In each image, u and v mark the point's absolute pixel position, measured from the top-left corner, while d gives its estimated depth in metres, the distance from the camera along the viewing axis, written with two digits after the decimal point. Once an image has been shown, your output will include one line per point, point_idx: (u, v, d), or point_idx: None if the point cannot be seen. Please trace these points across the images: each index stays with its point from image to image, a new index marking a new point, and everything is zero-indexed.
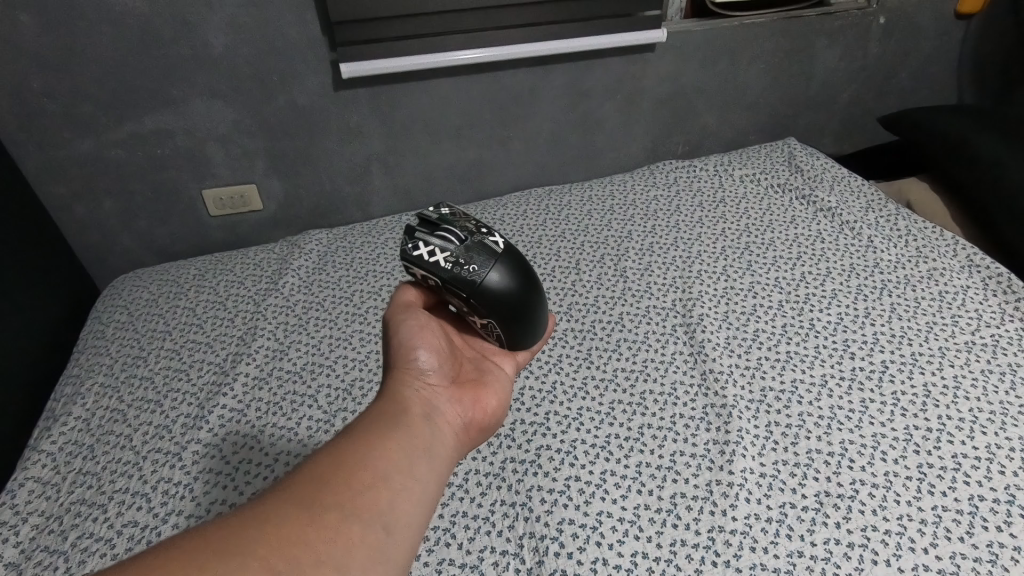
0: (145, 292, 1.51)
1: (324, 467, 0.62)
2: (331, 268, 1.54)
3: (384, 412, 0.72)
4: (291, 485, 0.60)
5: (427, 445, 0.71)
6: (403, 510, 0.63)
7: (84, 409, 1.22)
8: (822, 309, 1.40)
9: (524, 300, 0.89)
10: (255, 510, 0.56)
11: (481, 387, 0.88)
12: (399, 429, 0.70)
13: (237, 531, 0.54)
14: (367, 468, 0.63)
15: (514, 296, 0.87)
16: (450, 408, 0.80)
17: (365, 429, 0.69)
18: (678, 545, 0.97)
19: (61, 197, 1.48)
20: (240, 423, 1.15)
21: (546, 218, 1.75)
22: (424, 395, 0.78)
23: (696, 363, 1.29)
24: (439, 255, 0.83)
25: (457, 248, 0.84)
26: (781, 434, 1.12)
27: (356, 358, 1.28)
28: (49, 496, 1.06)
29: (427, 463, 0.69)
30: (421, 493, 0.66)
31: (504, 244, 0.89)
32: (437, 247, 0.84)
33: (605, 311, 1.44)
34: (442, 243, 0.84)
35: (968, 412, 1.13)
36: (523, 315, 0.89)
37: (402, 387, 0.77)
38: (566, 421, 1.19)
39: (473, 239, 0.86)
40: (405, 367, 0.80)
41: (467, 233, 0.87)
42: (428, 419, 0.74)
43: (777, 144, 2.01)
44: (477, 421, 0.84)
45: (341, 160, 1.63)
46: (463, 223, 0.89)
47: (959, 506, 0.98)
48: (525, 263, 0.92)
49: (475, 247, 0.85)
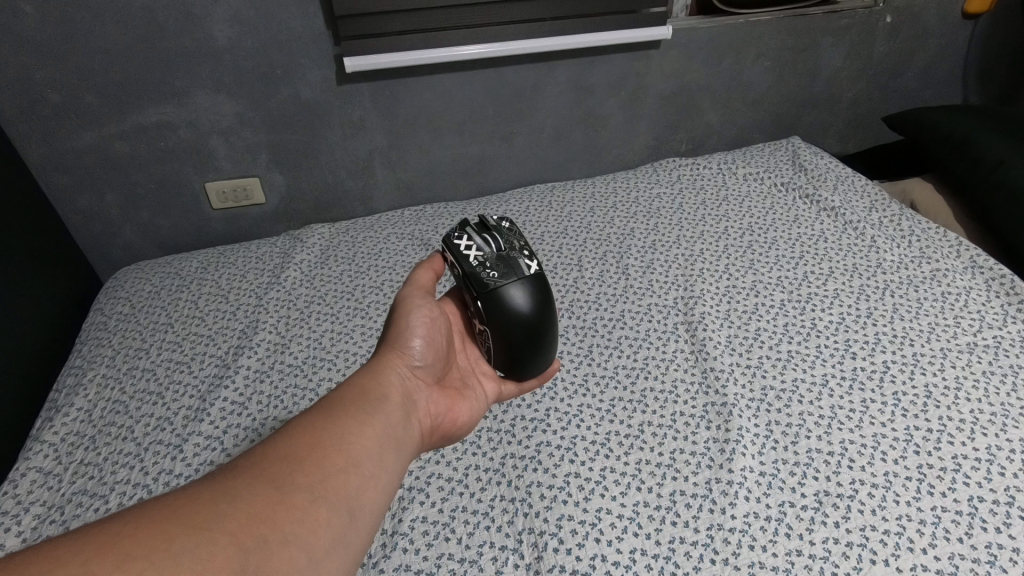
0: (148, 285, 1.32)
1: (292, 445, 0.51)
2: (332, 262, 1.35)
3: (354, 393, 0.60)
4: (253, 461, 0.48)
5: (400, 435, 0.59)
6: (369, 501, 0.51)
7: (86, 400, 1.05)
8: (895, 272, 1.19)
9: (533, 335, 0.74)
10: (214, 485, 0.45)
11: (460, 395, 0.74)
12: (376, 414, 0.58)
13: (198, 504, 0.42)
14: (339, 448, 0.52)
15: (520, 321, 0.72)
16: (427, 405, 0.68)
17: (338, 408, 0.57)
18: (729, 540, 0.78)
19: (56, 197, 1.35)
20: (242, 418, 0.99)
21: (548, 213, 1.46)
22: (406, 385, 0.65)
23: (755, 345, 1.06)
24: (472, 252, 0.74)
25: (491, 254, 0.74)
26: (844, 417, 0.92)
27: (361, 352, 1.11)
28: (51, 485, 0.91)
29: (397, 455, 0.57)
30: (389, 482, 0.55)
31: (537, 274, 0.76)
32: (476, 246, 0.75)
33: (608, 287, 1.22)
34: (483, 244, 0.75)
35: (968, 412, 0.91)
36: (526, 347, 0.74)
37: (378, 371, 0.65)
38: (600, 415, 0.96)
39: (508, 253, 0.75)
40: (392, 351, 0.68)
41: (506, 246, 0.76)
42: (403, 406, 0.63)
43: (782, 141, 1.66)
44: (443, 430, 0.70)
45: (342, 156, 1.47)
46: (516, 236, 0.79)
47: (992, 519, 0.77)
48: (552, 304, 0.77)
49: (506, 263, 0.74)
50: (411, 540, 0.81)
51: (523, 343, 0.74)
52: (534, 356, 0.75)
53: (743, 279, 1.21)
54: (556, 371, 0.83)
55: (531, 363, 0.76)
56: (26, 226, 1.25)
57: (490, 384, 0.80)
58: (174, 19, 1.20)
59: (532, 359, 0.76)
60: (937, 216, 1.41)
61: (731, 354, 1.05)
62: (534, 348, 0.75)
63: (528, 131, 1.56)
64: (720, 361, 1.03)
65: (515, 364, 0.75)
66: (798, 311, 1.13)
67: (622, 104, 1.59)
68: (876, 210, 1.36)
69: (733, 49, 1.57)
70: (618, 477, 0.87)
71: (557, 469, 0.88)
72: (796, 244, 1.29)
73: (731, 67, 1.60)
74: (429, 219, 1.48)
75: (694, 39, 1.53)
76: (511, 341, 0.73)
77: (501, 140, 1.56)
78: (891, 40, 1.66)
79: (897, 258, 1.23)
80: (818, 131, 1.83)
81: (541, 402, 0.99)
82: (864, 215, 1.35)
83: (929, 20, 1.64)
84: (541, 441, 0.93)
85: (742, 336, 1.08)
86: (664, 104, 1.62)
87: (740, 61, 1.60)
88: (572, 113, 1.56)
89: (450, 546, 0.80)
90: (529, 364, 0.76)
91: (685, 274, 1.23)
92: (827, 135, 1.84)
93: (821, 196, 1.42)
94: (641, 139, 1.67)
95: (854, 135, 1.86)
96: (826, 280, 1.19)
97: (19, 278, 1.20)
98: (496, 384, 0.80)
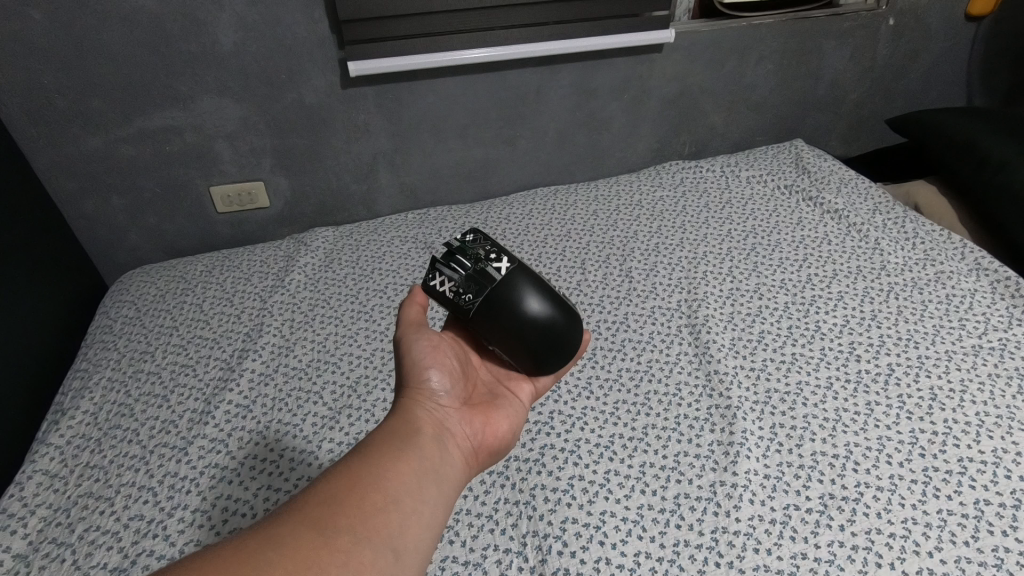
0: (154, 288, 1.32)
1: (330, 488, 0.51)
2: (336, 266, 1.35)
3: (388, 431, 0.59)
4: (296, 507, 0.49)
5: (439, 466, 0.58)
6: (412, 538, 0.51)
7: (92, 403, 1.05)
8: (899, 274, 1.19)
9: (546, 324, 0.72)
10: (258, 534, 0.45)
11: (493, 409, 0.73)
12: (410, 448, 0.57)
13: (243, 556, 0.43)
14: (377, 487, 0.52)
15: (524, 317, 0.71)
16: (461, 429, 0.66)
17: (374, 447, 0.57)
18: (733, 543, 0.78)
19: (62, 201, 1.36)
20: (247, 421, 0.99)
21: (552, 217, 1.47)
22: (436, 415, 0.65)
23: (759, 348, 1.06)
24: (444, 286, 0.71)
25: (462, 278, 0.71)
26: (849, 420, 0.92)
27: (365, 356, 1.11)
28: (57, 488, 0.91)
29: (438, 485, 0.57)
30: (433, 514, 0.54)
31: (513, 268, 0.72)
32: (446, 278, 0.71)
33: (612, 290, 1.22)
34: (449, 272, 0.71)
35: (973, 415, 0.90)
36: (550, 339, 0.73)
37: (408, 405, 0.64)
38: (603, 417, 0.96)
39: (474, 268, 0.71)
40: (414, 383, 0.66)
41: (472, 260, 0.71)
42: (438, 438, 0.61)
43: (784, 144, 1.66)
44: (483, 451, 0.69)
45: (346, 160, 1.48)
46: (478, 244, 0.73)
47: (999, 522, 0.77)
48: (557, 295, 0.76)
49: (479, 278, 0.70)
50: None
51: (540, 337, 0.72)
52: (556, 341, 0.74)
53: (746, 281, 1.21)
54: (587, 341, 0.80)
55: (557, 348, 0.74)
56: (33, 230, 1.26)
57: (523, 387, 0.78)
58: (180, 24, 1.21)
59: (556, 346, 0.74)
60: (942, 218, 1.40)
61: (735, 356, 1.05)
62: (551, 336, 0.73)
63: (532, 134, 1.56)
64: (725, 364, 1.03)
65: (541, 358, 0.74)
66: (803, 314, 1.12)
67: (626, 107, 1.59)
68: (880, 213, 1.36)
69: (736, 52, 1.57)
70: (622, 480, 0.86)
71: (561, 472, 0.88)
72: (800, 247, 1.29)
73: (734, 70, 1.60)
74: (432, 222, 1.48)
75: (697, 43, 1.53)
76: (532, 341, 0.72)
77: (504, 143, 1.56)
78: (894, 42, 1.66)
79: (901, 260, 1.23)
80: (822, 133, 1.82)
81: (545, 404, 0.99)
82: (867, 217, 1.35)
83: (931, 23, 1.64)
84: (545, 444, 0.93)
85: (746, 339, 1.08)
86: (666, 107, 1.62)
87: (743, 63, 1.60)
88: (575, 117, 1.57)
89: (454, 548, 0.80)
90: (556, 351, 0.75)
91: (689, 277, 1.23)
92: (830, 137, 1.84)
93: (825, 198, 1.42)
94: (644, 142, 1.68)
95: (858, 137, 1.86)
96: (830, 282, 1.19)
97: (25, 282, 1.20)
98: (531, 385, 0.79)
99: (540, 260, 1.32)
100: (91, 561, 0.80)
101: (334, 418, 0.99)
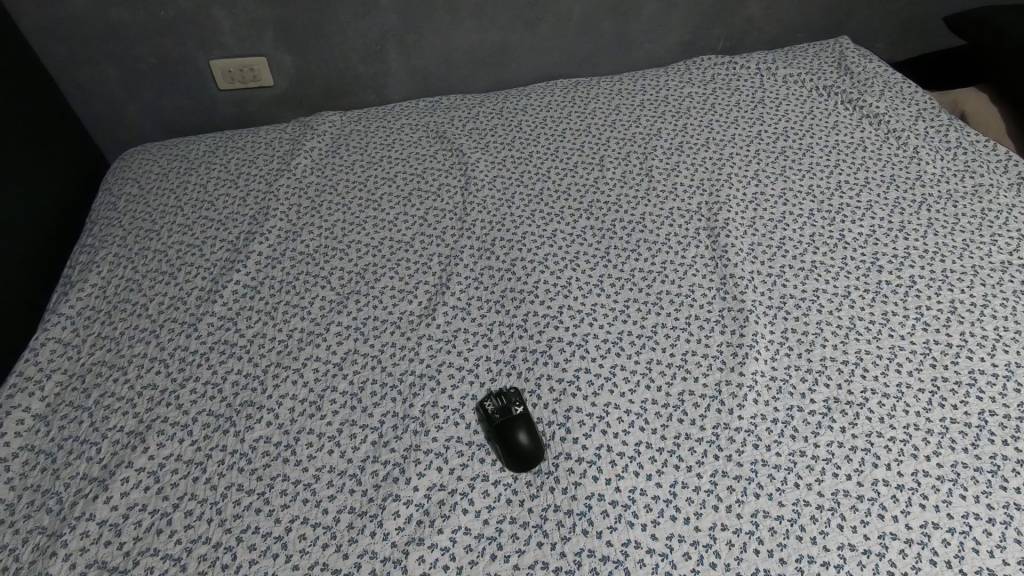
0: (157, 167, 1.28)
1: None
2: (343, 151, 1.29)
3: None
4: None
5: None
6: None
7: (100, 277, 1.05)
8: (935, 186, 1.13)
9: (534, 431, 0.78)
10: None
11: None
12: None
13: None
14: None
15: (527, 469, 0.76)
16: None
17: None
18: (733, 439, 0.79)
19: (56, 68, 1.29)
20: (254, 302, 0.99)
21: (571, 110, 1.38)
22: None
23: (778, 254, 1.02)
24: (492, 406, 0.79)
25: (499, 415, 0.78)
26: (863, 328, 0.90)
27: (373, 244, 1.09)
28: (70, 355, 0.93)
29: None
30: None
31: (523, 434, 0.76)
32: (496, 406, 0.79)
33: (629, 189, 1.17)
34: (498, 408, 0.79)
35: (991, 329, 0.88)
36: (512, 456, 0.76)
37: None
38: (613, 314, 0.95)
39: (508, 425, 0.77)
40: None
41: (511, 418, 0.77)
42: None
43: (828, 42, 1.52)
44: None
45: (354, 37, 1.37)
46: (524, 417, 0.78)
47: (1000, 432, 0.77)
48: (523, 465, 0.76)
49: (509, 423, 0.77)
50: (423, 423, 0.82)
51: (508, 455, 0.76)
52: (534, 452, 0.76)
53: (772, 186, 1.15)
54: (528, 469, 0.76)
55: (525, 463, 0.75)
56: (26, 98, 1.20)
57: None
58: None
59: (531, 456, 0.76)
60: (986, 128, 1.29)
61: (753, 261, 1.01)
62: (535, 456, 0.76)
63: (554, 18, 1.44)
64: (741, 269, 1.00)
65: (508, 455, 0.76)
66: (827, 222, 1.08)
67: None
68: (922, 119, 1.26)
69: None
70: (628, 375, 0.87)
71: (568, 364, 0.88)
72: (832, 152, 1.22)
73: None
74: (444, 111, 1.40)
75: None
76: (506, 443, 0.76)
77: (523, 28, 1.44)
78: None
79: (939, 170, 1.16)
80: (870, 33, 1.67)
81: (555, 299, 0.98)
82: (908, 124, 1.26)
83: None
84: (552, 336, 0.92)
85: (766, 244, 1.04)
86: None
87: None
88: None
89: (460, 430, 0.82)
90: (516, 465, 0.75)
91: (711, 180, 1.17)
92: (879, 38, 1.69)
93: (866, 101, 1.32)
94: (675, 35, 1.55)
95: (909, 40, 1.71)
96: (860, 190, 1.13)
97: (24, 154, 1.16)
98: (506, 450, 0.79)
99: (556, 155, 1.26)
100: (108, 424, 0.83)
101: (341, 303, 0.99)
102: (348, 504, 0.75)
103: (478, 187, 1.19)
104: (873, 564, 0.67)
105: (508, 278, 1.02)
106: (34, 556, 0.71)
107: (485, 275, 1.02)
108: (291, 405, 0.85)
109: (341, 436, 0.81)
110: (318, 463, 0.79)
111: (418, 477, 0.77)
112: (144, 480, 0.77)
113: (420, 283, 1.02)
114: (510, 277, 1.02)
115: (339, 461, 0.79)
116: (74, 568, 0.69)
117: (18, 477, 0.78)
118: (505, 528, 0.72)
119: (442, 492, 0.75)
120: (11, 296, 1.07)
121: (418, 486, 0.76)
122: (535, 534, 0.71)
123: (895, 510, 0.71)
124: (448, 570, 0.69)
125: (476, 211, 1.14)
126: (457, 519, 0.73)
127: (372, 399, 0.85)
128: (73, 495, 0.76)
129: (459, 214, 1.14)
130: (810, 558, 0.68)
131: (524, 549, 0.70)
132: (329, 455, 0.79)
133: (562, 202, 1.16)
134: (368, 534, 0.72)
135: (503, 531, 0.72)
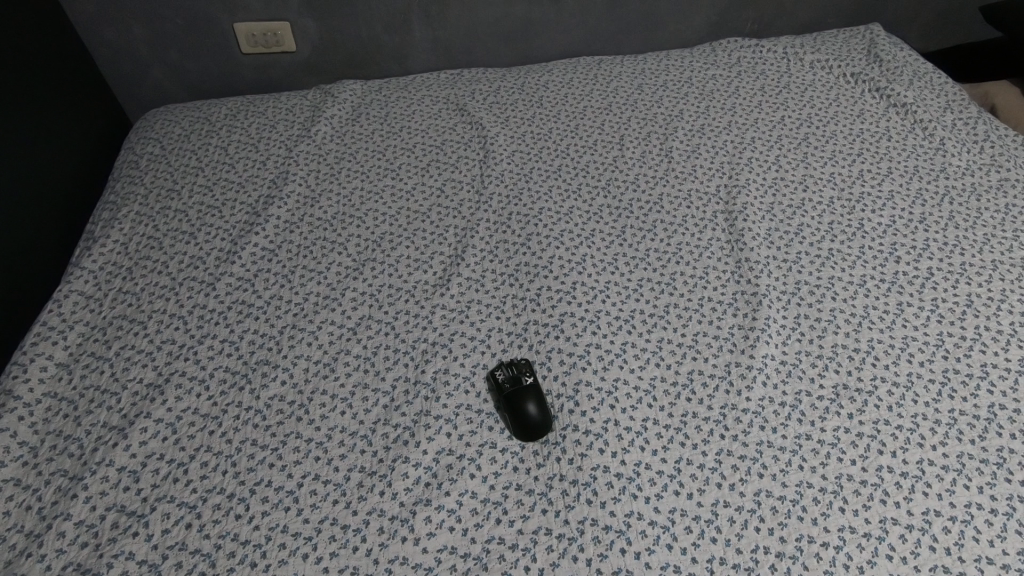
0: (179, 127, 1.29)
1: None
2: (364, 121, 1.30)
3: None
4: None
5: None
6: None
7: (122, 234, 1.06)
8: (960, 178, 1.11)
9: (543, 404, 0.79)
10: None
11: None
12: None
13: None
14: None
15: (536, 438, 0.77)
16: None
17: None
18: (740, 420, 0.79)
19: (82, 25, 1.30)
20: (272, 265, 1.00)
21: (594, 88, 1.37)
22: None
23: (795, 240, 1.02)
24: (503, 375, 0.80)
25: (510, 385, 0.79)
26: (877, 317, 0.90)
27: (389, 213, 1.10)
28: (93, 308, 0.95)
29: None
30: None
31: (533, 405, 0.77)
32: (507, 376, 0.81)
33: (648, 169, 1.16)
34: (510, 377, 0.80)
35: (1007, 325, 0.87)
36: (520, 426, 0.77)
37: None
38: (626, 292, 0.96)
39: (518, 395, 0.78)
40: None
41: (520, 389, 0.78)
42: None
43: (858, 29, 1.49)
44: None
45: (379, 4, 1.36)
46: (534, 389, 0.79)
47: (1009, 426, 0.77)
48: (529, 435, 0.77)
49: (519, 393, 0.78)
50: (434, 389, 0.84)
51: (517, 425, 0.77)
52: (542, 424, 0.77)
53: (792, 172, 1.14)
54: (534, 439, 0.77)
55: (532, 432, 0.77)
56: (41, 56, 1.17)
57: None
58: None
59: (539, 427, 0.77)
60: (1019, 124, 1.25)
61: (769, 246, 1.01)
62: (544, 426, 0.77)
63: None
64: (757, 254, 0.99)
65: (515, 423, 0.77)
66: (847, 210, 1.07)
67: None
68: (950, 111, 1.24)
69: None
70: (638, 352, 0.88)
71: (579, 339, 0.89)
72: (855, 141, 1.20)
73: None
74: (465, 84, 1.40)
75: None
76: (515, 413, 0.77)
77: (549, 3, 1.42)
78: None
79: (964, 163, 1.14)
80: (902, 21, 1.64)
81: (568, 275, 0.98)
82: (936, 115, 1.24)
83: None
84: (565, 311, 0.93)
85: (783, 231, 1.03)
86: None
87: None
88: None
89: (470, 398, 0.83)
90: (523, 434, 0.77)
91: (732, 163, 1.16)
92: (911, 27, 1.65)
93: (894, 90, 1.29)
94: (702, 16, 1.52)
95: (941, 29, 1.67)
96: (882, 180, 1.12)
97: (37, 118, 1.13)
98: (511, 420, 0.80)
99: (576, 133, 1.25)
100: (128, 375, 0.85)
101: (357, 269, 1.00)
102: (359, 463, 0.76)
103: (496, 161, 1.19)
104: (872, 547, 0.68)
105: (522, 252, 1.02)
106: (56, 497, 0.73)
107: (501, 249, 1.03)
108: (306, 365, 0.87)
109: (353, 397, 0.83)
110: (330, 422, 0.80)
111: (428, 441, 0.78)
112: (161, 431, 0.79)
113: (436, 254, 1.03)
114: (525, 252, 1.02)
115: (351, 422, 0.80)
116: (93, 510, 0.72)
117: (41, 422, 0.81)
118: (510, 493, 0.74)
119: (450, 456, 0.77)
120: (22, 259, 1.05)
121: (427, 450, 0.77)
122: (541, 501, 0.73)
123: (898, 496, 0.71)
124: (454, 531, 0.71)
125: (493, 185, 1.14)
126: (464, 483, 0.74)
127: (385, 364, 0.87)
128: (94, 442, 0.78)
129: (477, 187, 1.14)
130: (810, 539, 0.69)
131: (529, 515, 0.72)
132: (341, 416, 0.81)
133: (580, 179, 1.15)
134: (378, 493, 0.74)
135: (509, 497, 0.73)
